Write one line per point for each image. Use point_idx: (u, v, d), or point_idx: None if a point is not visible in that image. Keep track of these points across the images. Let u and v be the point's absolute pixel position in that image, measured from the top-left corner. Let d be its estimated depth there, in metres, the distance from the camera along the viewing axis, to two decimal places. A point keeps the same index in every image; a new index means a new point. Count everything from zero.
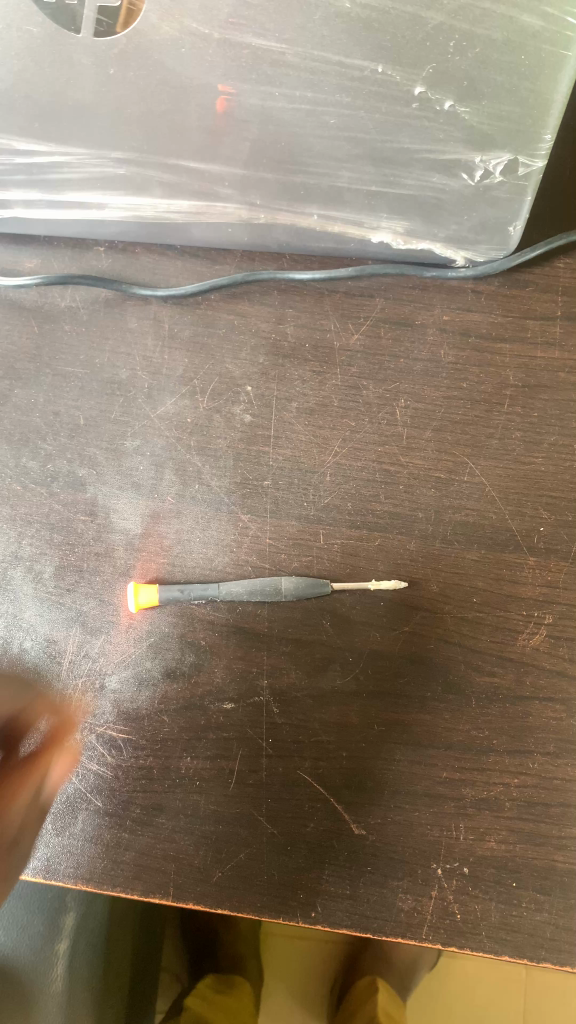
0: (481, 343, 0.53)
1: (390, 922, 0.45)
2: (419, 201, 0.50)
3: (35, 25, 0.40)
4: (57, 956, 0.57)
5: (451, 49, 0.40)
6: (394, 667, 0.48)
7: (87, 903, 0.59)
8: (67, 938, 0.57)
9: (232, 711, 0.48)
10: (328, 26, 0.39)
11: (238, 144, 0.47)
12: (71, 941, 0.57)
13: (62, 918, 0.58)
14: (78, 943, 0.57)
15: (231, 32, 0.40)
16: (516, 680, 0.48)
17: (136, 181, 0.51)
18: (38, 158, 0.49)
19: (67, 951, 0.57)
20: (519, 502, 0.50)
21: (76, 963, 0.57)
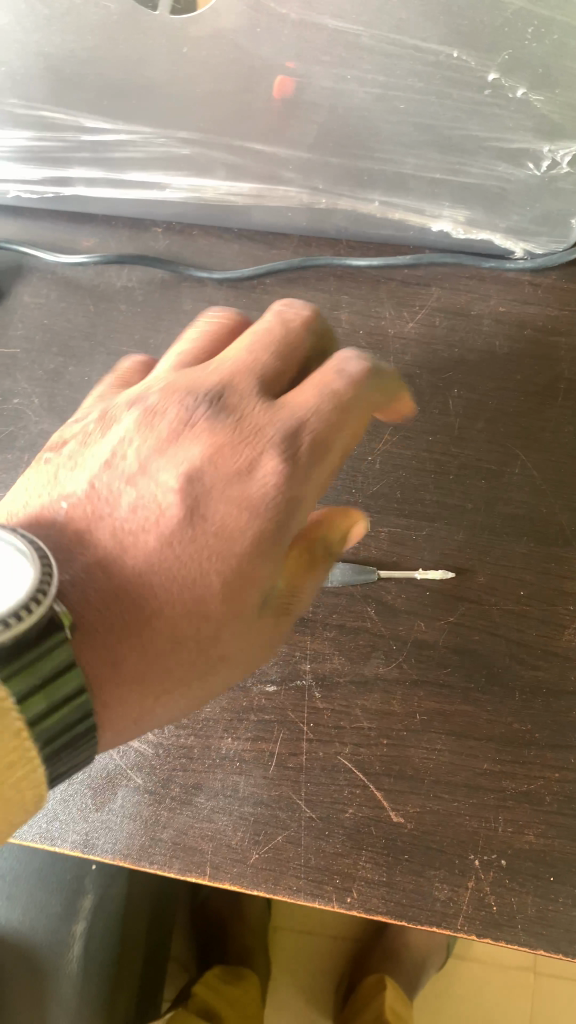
0: (536, 336, 0.53)
1: (426, 910, 0.44)
2: (483, 189, 0.49)
3: (112, 1, 0.40)
4: (74, 938, 0.61)
5: (528, 35, 0.40)
6: (437, 656, 0.48)
7: (104, 887, 0.63)
8: (85, 920, 0.62)
9: (274, 694, 0.48)
10: (406, 8, 0.39)
11: (305, 126, 0.47)
12: (88, 924, 0.61)
13: (79, 901, 0.62)
14: (94, 925, 0.61)
15: (309, 13, 0.40)
16: (561, 675, 0.47)
17: (199, 161, 0.51)
18: (104, 136, 0.50)
19: (83, 933, 0.61)
20: (570, 497, 0.50)
21: (91, 945, 0.61)
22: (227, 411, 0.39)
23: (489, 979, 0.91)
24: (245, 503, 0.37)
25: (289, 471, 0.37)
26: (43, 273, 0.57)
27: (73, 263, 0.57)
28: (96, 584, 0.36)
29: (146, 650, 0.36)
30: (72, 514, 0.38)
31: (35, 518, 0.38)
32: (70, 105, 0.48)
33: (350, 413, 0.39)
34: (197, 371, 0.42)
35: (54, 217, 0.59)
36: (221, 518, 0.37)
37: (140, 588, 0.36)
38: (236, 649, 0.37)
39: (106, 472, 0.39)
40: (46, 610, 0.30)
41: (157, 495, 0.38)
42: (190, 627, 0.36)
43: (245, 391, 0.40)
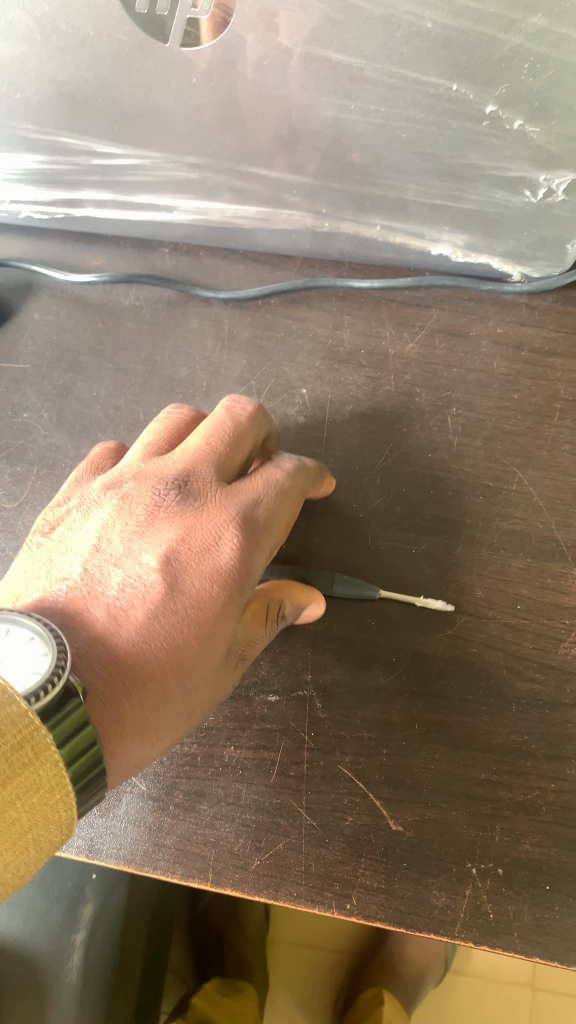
0: (533, 356, 0.54)
1: (424, 917, 0.45)
2: (481, 215, 0.51)
3: (125, 33, 0.42)
4: (74, 946, 0.61)
5: (525, 71, 0.41)
6: (436, 668, 0.49)
7: (104, 896, 0.63)
8: (84, 929, 0.62)
9: (276, 703, 0.49)
10: (408, 44, 0.41)
11: (310, 154, 0.49)
12: (88, 932, 0.62)
13: (80, 909, 0.62)
14: (95, 934, 0.62)
15: (314, 48, 0.42)
16: (556, 687, 0.48)
17: (207, 186, 0.53)
18: (114, 161, 0.52)
19: (83, 942, 0.62)
20: (566, 513, 0.51)
21: (91, 954, 0.61)
22: (195, 495, 0.42)
23: (488, 993, 0.91)
24: (215, 578, 0.39)
25: (248, 545, 0.40)
26: (52, 291, 0.59)
27: (82, 281, 0.58)
28: (95, 658, 0.35)
29: (145, 710, 0.35)
30: (68, 598, 0.37)
31: (35, 602, 0.37)
32: (82, 132, 0.50)
33: (291, 502, 0.44)
34: (162, 460, 0.44)
35: (64, 236, 0.61)
36: (196, 591, 0.38)
37: (135, 660, 0.36)
38: (206, 702, 0.39)
39: (96, 554, 0.39)
40: (62, 686, 0.31)
41: (140, 558, 0.39)
42: (176, 687, 0.37)
43: (207, 476, 0.43)
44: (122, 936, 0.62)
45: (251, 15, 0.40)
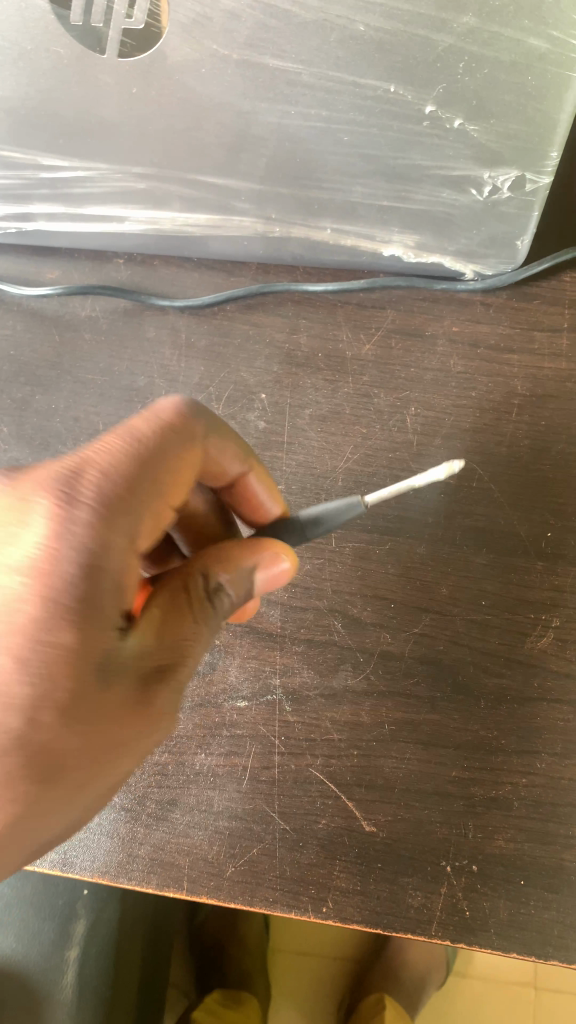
0: (489, 353, 0.54)
1: (400, 917, 0.45)
2: (430, 215, 0.51)
3: (62, 46, 0.42)
4: (68, 963, 0.58)
5: (461, 70, 0.42)
6: (404, 667, 0.49)
7: (97, 911, 0.59)
8: (78, 946, 0.58)
9: (245, 709, 0.49)
10: (343, 47, 0.41)
11: (255, 160, 0.49)
12: (81, 949, 0.58)
13: (72, 926, 0.58)
14: (88, 951, 0.58)
15: (250, 53, 0.42)
16: (523, 682, 0.49)
17: (156, 195, 0.53)
18: (62, 173, 0.52)
19: (77, 958, 0.58)
20: (527, 507, 0.51)
21: (86, 970, 0.58)
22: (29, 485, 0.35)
23: (490, 996, 0.88)
24: (34, 598, 0.32)
25: (75, 543, 0.33)
26: (8, 305, 0.58)
27: (37, 294, 0.58)
28: None
29: None
30: None
31: None
32: (27, 146, 0.50)
33: (148, 482, 0.38)
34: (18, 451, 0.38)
35: (17, 249, 0.60)
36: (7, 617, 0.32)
37: None
38: (78, 743, 0.33)
39: None
40: None
41: None
42: (10, 745, 0.32)
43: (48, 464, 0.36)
44: (116, 949, 0.59)
45: (185, 27, 0.41)
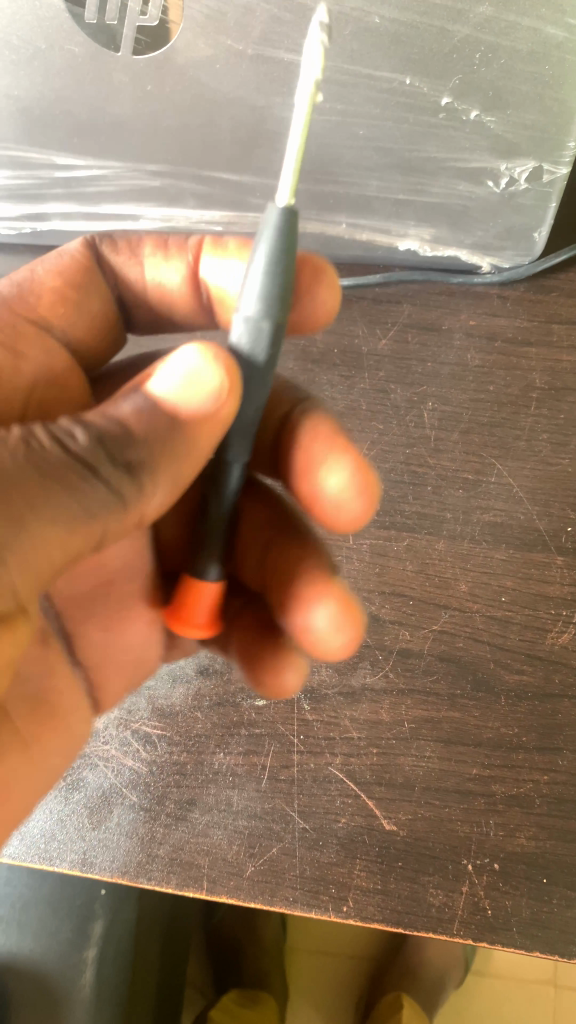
0: (507, 346, 0.54)
1: (421, 916, 0.45)
2: (446, 208, 0.50)
3: (77, 44, 0.44)
4: (86, 963, 0.58)
5: (477, 60, 0.43)
6: (423, 665, 0.49)
7: (113, 910, 0.59)
8: (96, 946, 0.58)
9: (264, 708, 0.49)
10: (358, 40, 0.43)
11: (270, 155, 0.48)
12: (99, 948, 0.58)
13: (89, 927, 0.58)
14: (106, 950, 0.58)
15: (265, 48, 0.44)
16: (544, 678, 0.48)
17: (169, 193, 0.51)
18: (77, 173, 0.50)
19: (96, 958, 0.58)
20: (547, 502, 0.51)
21: (104, 969, 0.58)
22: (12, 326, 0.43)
23: (509, 995, 0.87)
24: None
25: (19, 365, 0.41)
26: None
27: None
28: None
29: None
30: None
31: None
32: (40, 145, 0.49)
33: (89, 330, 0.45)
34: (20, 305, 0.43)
35: (23, 249, 0.55)
36: None
37: None
38: None
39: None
40: None
41: None
42: None
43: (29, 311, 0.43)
44: (134, 949, 0.59)
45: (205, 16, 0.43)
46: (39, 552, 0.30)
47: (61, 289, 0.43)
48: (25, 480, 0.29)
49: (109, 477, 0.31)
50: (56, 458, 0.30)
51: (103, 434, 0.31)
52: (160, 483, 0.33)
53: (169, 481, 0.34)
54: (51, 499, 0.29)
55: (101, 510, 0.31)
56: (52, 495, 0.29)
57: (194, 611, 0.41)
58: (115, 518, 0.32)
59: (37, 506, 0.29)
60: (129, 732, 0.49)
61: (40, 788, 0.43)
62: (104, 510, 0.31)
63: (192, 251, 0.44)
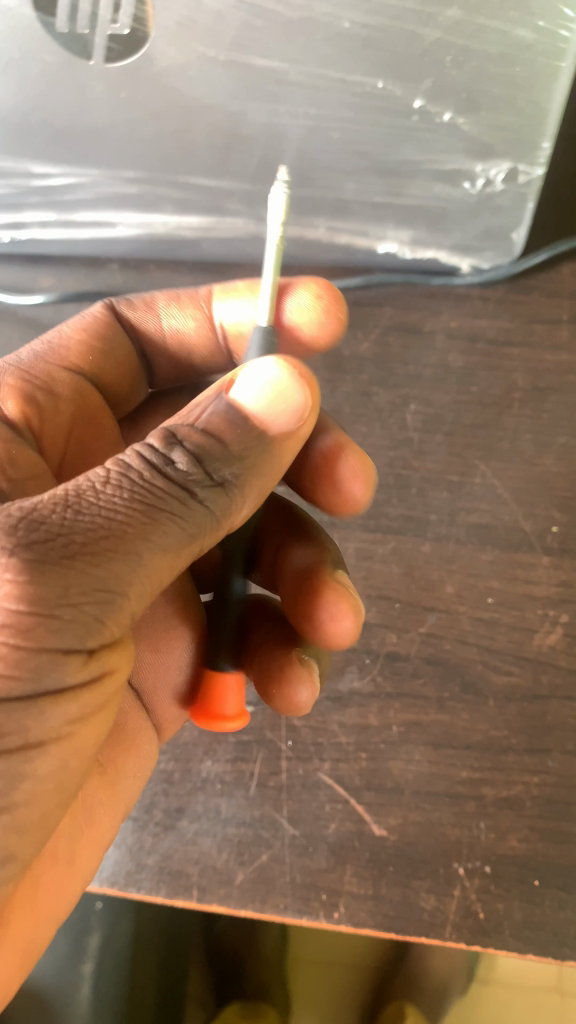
0: (489, 346, 0.53)
1: (413, 921, 0.44)
2: (424, 211, 0.50)
3: (50, 53, 0.44)
4: (83, 977, 0.57)
5: (448, 63, 0.43)
6: (410, 667, 0.49)
7: (111, 922, 0.59)
8: (93, 960, 0.58)
9: (251, 714, 0.49)
10: (330, 44, 0.43)
11: (246, 159, 0.48)
12: (97, 961, 0.58)
13: (86, 940, 0.58)
14: (104, 961, 0.58)
15: (237, 55, 0.43)
16: (533, 680, 0.48)
17: (147, 199, 0.51)
18: (53, 181, 0.50)
19: (93, 972, 0.58)
20: (532, 502, 0.51)
21: (101, 984, 0.57)
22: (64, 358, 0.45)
23: None
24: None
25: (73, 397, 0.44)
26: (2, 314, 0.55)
27: (32, 303, 0.54)
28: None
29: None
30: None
31: None
32: (17, 153, 0.49)
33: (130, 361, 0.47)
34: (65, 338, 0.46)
35: (7, 259, 0.56)
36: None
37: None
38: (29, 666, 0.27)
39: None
40: None
41: None
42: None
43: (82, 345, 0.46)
44: (132, 962, 0.58)
45: (173, 27, 0.42)
46: (156, 576, 0.30)
47: (87, 344, 0.46)
48: (134, 519, 0.29)
49: (206, 485, 0.31)
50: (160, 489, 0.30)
51: (201, 453, 0.31)
52: (250, 477, 0.33)
53: (256, 489, 0.34)
54: (158, 532, 0.30)
55: (200, 528, 0.31)
56: (158, 528, 0.30)
57: (224, 704, 0.40)
58: (211, 533, 0.32)
59: (154, 537, 0.29)
60: None
61: (120, 812, 0.43)
62: (203, 526, 0.31)
63: (205, 300, 0.46)
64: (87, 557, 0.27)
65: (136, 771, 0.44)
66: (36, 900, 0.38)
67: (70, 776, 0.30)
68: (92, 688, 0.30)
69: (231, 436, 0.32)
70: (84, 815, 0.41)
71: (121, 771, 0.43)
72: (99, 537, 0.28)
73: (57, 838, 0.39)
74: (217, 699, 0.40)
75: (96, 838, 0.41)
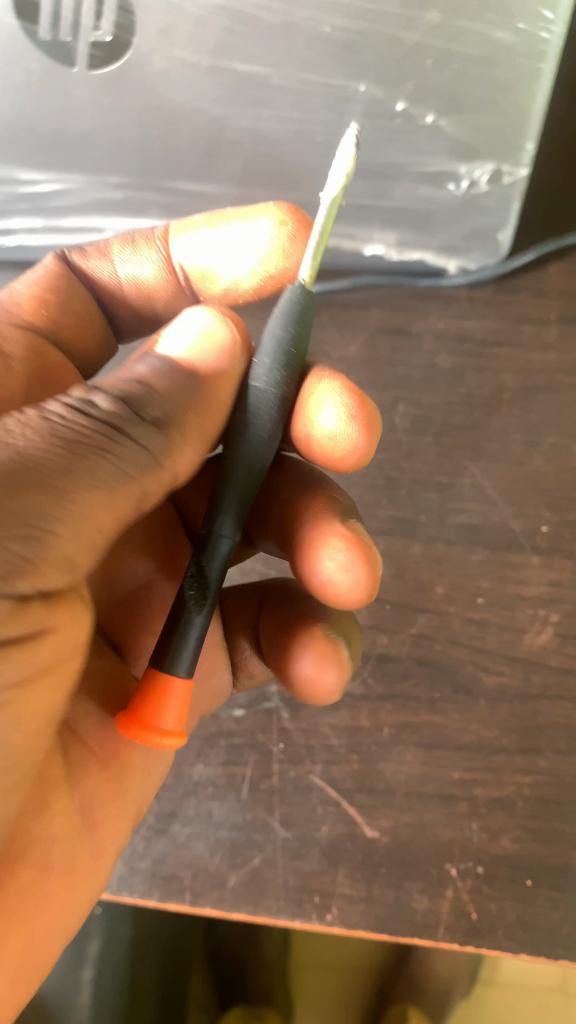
0: (477, 347, 0.53)
1: (406, 923, 0.45)
2: (410, 212, 0.51)
3: (33, 62, 0.44)
4: (82, 982, 0.57)
5: (430, 66, 0.44)
6: (401, 669, 0.49)
7: (110, 929, 0.57)
8: (92, 965, 0.57)
9: (243, 718, 0.49)
10: (312, 49, 0.43)
11: (230, 163, 0.48)
12: (97, 966, 0.57)
13: (84, 946, 0.57)
14: (103, 967, 0.57)
15: (220, 60, 0.44)
16: (524, 680, 0.48)
17: (133, 203, 0.50)
18: (40, 188, 0.50)
19: (93, 977, 0.57)
20: (521, 503, 0.51)
21: (101, 988, 0.57)
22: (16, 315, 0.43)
23: None
24: None
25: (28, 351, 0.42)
26: None
27: None
28: None
29: None
30: None
31: None
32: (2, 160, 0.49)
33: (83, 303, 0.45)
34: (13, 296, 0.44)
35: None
36: None
37: None
38: None
39: None
40: None
41: None
42: None
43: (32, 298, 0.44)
44: (132, 967, 0.58)
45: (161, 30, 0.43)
46: (89, 517, 0.28)
47: (40, 296, 0.44)
48: (61, 453, 0.28)
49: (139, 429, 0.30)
50: (87, 424, 0.29)
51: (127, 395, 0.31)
52: (181, 434, 0.32)
53: (197, 433, 0.33)
54: (88, 468, 0.28)
55: (134, 469, 0.30)
56: (89, 463, 0.28)
57: (161, 717, 0.32)
58: (147, 478, 0.31)
59: (88, 477, 0.28)
60: None
61: (127, 819, 0.41)
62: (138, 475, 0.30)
63: (161, 239, 0.43)
64: (12, 488, 0.26)
65: (144, 768, 0.42)
66: (36, 903, 0.35)
67: (13, 750, 0.28)
68: (25, 642, 0.27)
69: (159, 378, 0.32)
70: (86, 815, 0.38)
71: (127, 769, 0.41)
72: (22, 467, 0.27)
73: (46, 840, 0.36)
74: (151, 710, 0.32)
75: (105, 837, 0.39)
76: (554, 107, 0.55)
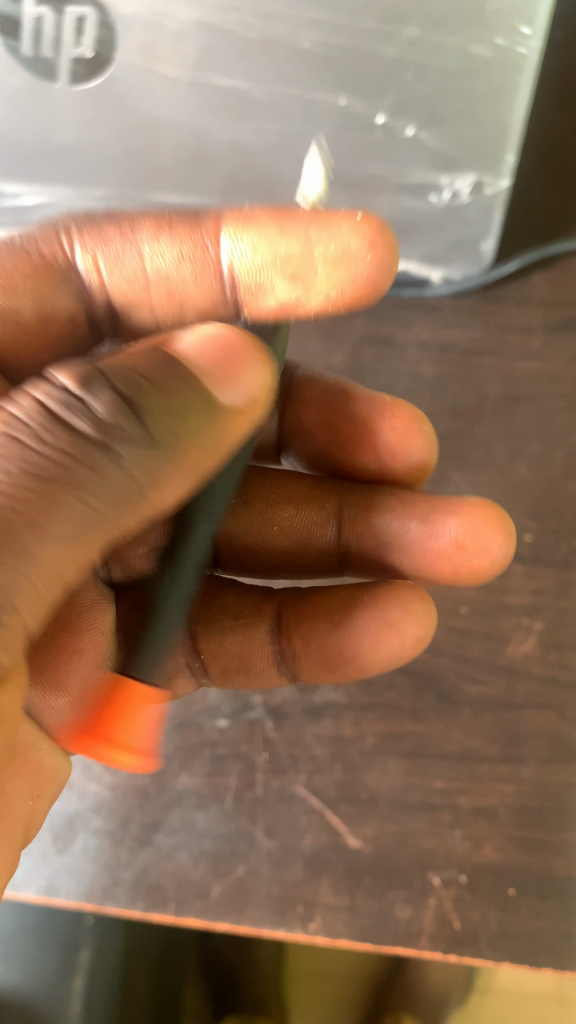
0: (460, 357, 0.54)
1: (389, 932, 0.45)
2: (393, 222, 0.51)
3: (16, 77, 0.44)
4: (74, 992, 0.57)
5: (409, 79, 0.44)
6: (385, 679, 0.49)
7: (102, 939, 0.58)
8: (83, 976, 0.58)
9: (226, 728, 0.49)
10: (292, 64, 0.43)
11: (212, 176, 0.48)
12: (88, 977, 0.57)
13: (76, 956, 0.58)
14: (95, 979, 0.57)
15: (202, 73, 0.44)
16: (506, 689, 0.48)
17: None
18: (24, 201, 0.50)
19: (84, 988, 0.57)
20: (505, 512, 0.51)
21: (92, 1001, 0.57)
22: None
23: None
24: None
25: None
26: None
27: None
28: None
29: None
30: None
31: None
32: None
33: None
34: None
35: None
36: None
37: None
38: None
39: None
40: None
41: None
42: None
43: None
44: (124, 981, 0.58)
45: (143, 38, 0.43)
46: (50, 564, 0.28)
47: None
48: (25, 501, 0.27)
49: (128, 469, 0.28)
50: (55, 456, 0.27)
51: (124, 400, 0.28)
52: (171, 471, 0.30)
53: (194, 462, 0.30)
54: (53, 515, 0.27)
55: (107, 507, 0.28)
56: (55, 509, 0.27)
57: (128, 735, 0.32)
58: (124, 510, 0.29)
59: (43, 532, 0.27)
60: (93, 756, 0.49)
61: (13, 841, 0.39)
62: (108, 512, 0.29)
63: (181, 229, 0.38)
64: None
65: (34, 793, 0.42)
66: None
67: None
68: None
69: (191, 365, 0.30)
70: None
71: (13, 796, 0.40)
72: None
73: None
74: (114, 724, 0.32)
75: None
76: (536, 116, 0.55)
